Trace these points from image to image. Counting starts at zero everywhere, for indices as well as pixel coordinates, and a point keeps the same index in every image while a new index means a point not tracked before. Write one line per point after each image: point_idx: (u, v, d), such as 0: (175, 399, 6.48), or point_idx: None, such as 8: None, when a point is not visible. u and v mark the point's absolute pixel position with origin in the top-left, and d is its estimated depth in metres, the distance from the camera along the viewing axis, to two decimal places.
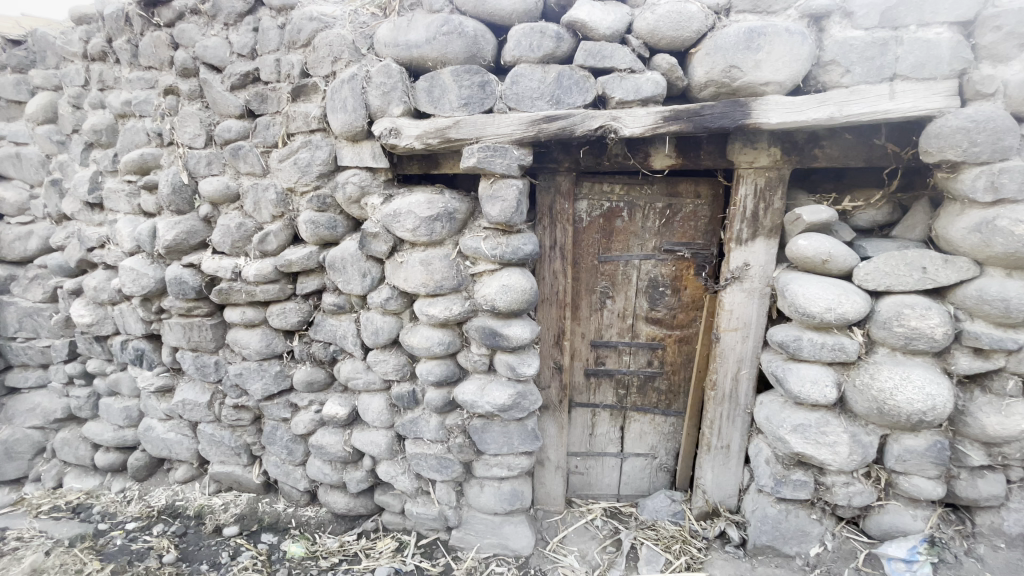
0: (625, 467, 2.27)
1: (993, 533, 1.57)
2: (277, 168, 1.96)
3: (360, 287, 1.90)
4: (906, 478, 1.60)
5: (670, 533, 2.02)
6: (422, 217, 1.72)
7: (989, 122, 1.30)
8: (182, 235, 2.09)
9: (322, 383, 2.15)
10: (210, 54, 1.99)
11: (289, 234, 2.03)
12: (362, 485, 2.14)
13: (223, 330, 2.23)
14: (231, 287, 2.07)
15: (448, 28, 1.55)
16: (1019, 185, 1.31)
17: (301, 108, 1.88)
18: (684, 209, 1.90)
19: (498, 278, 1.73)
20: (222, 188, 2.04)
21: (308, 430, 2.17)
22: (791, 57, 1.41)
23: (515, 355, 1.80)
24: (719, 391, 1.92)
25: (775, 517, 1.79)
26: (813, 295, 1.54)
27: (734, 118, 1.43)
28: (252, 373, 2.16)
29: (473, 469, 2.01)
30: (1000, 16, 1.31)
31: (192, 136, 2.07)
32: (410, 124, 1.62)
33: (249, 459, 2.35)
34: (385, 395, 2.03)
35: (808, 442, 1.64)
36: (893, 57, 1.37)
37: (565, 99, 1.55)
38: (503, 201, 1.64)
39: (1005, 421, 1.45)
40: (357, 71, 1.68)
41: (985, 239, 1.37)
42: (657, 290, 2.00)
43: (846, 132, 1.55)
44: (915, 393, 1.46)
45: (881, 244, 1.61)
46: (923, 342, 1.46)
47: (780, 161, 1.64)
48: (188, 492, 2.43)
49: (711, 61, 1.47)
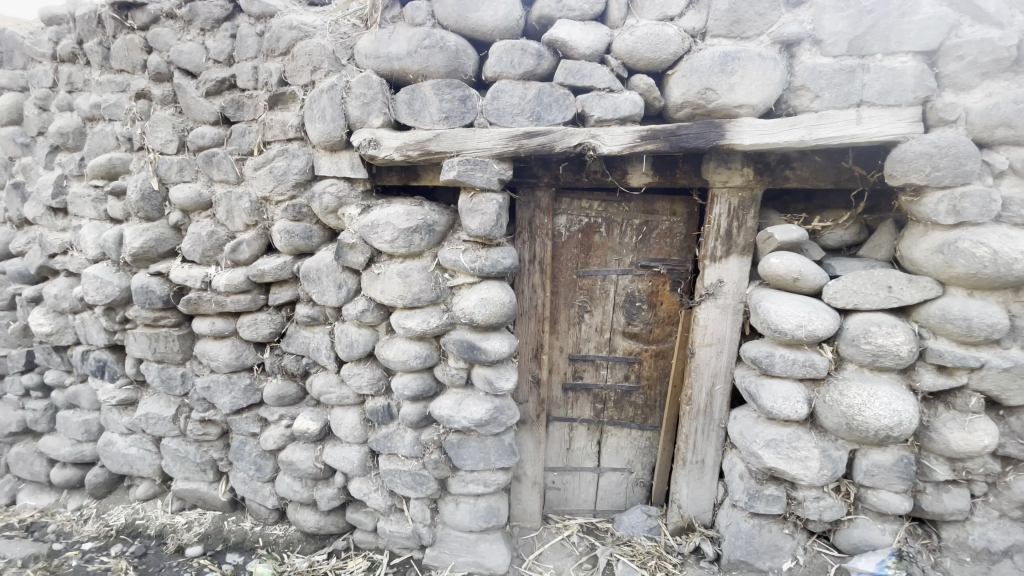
0: (601, 482, 2.27)
1: (959, 547, 1.58)
2: (252, 176, 1.92)
3: (335, 299, 1.86)
4: (874, 492, 1.63)
5: (646, 549, 2.01)
6: (400, 229, 1.70)
7: (951, 148, 1.35)
8: (150, 242, 2.02)
9: (293, 398, 2.09)
10: (185, 59, 1.95)
11: (262, 243, 1.98)
12: (334, 502, 2.08)
13: (191, 341, 2.16)
14: (200, 297, 2.01)
15: (430, 42, 1.55)
16: (980, 209, 1.37)
17: (278, 116, 1.85)
18: (661, 226, 1.93)
19: (477, 291, 1.72)
20: (194, 196, 1.99)
21: (277, 446, 2.10)
22: (764, 81, 1.46)
23: (493, 369, 1.79)
24: (695, 405, 1.94)
25: (749, 532, 1.80)
26: (785, 313, 1.58)
27: (709, 139, 1.47)
28: (221, 386, 2.09)
29: (448, 485, 1.97)
30: (961, 47, 1.37)
31: (164, 141, 2.01)
32: (390, 136, 1.61)
33: (215, 476, 2.26)
34: (359, 409, 1.99)
35: (781, 457, 1.66)
36: (861, 84, 1.43)
37: (545, 115, 1.56)
38: (483, 214, 1.64)
39: (968, 437, 1.48)
40: (337, 81, 1.67)
41: (948, 259, 1.42)
42: (634, 305, 2.01)
43: (815, 154, 1.61)
44: (882, 409, 1.49)
45: (849, 263, 1.66)
46: (889, 358, 1.50)
47: (752, 181, 1.68)
48: (149, 511, 2.31)
49: (688, 83, 1.50)
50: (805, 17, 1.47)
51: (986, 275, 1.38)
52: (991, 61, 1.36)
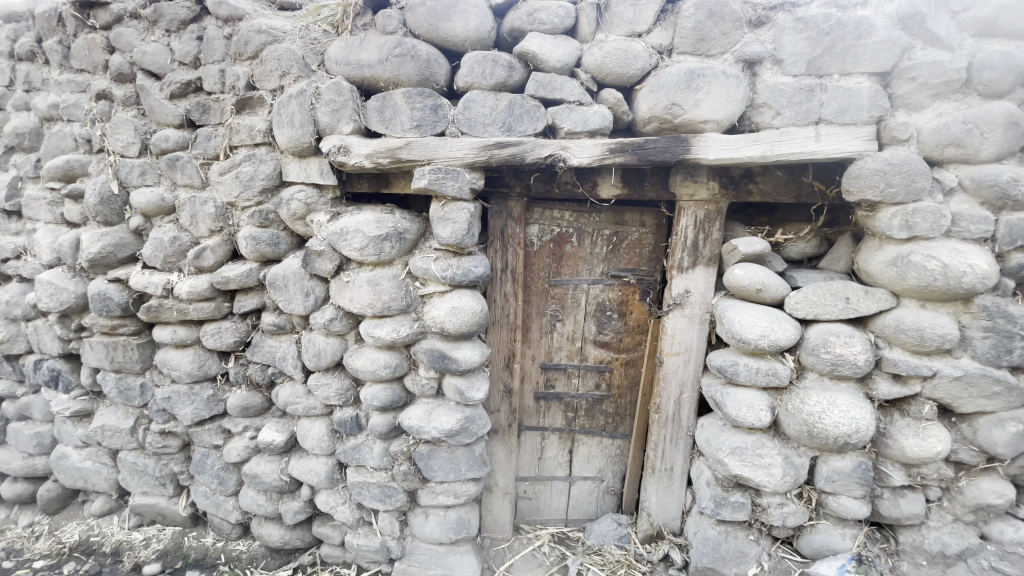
0: (573, 491, 2.27)
1: (915, 551, 1.63)
2: (217, 180, 1.88)
3: (302, 307, 1.82)
4: (835, 498, 1.67)
5: (616, 558, 2.03)
6: (370, 237, 1.68)
7: (904, 165, 1.42)
8: (109, 248, 1.95)
9: (258, 408, 2.03)
10: (149, 61, 1.90)
11: (227, 250, 1.93)
12: (299, 516, 2.03)
13: (151, 351, 2.08)
14: (161, 305, 1.95)
15: (401, 50, 1.55)
16: (931, 224, 1.43)
17: (246, 120, 1.81)
18: (631, 236, 1.95)
19: (448, 300, 1.71)
20: (156, 200, 1.93)
21: (241, 458, 2.04)
22: (727, 98, 1.50)
23: (465, 379, 1.78)
24: (663, 413, 1.96)
25: (715, 539, 1.83)
26: (749, 322, 1.62)
27: (675, 153, 1.51)
28: (182, 397, 2.02)
29: (417, 497, 1.93)
30: (914, 69, 1.44)
31: (125, 144, 1.95)
32: (360, 143, 1.59)
33: (175, 490, 2.17)
34: (327, 420, 1.95)
35: (745, 464, 1.69)
36: (819, 103, 1.49)
37: (516, 126, 1.58)
38: (454, 223, 1.63)
39: (921, 443, 1.54)
40: (306, 87, 1.64)
41: (901, 272, 1.48)
42: (604, 314, 2.03)
43: (777, 170, 1.66)
44: (840, 416, 1.54)
45: (810, 275, 1.71)
46: (847, 367, 1.55)
47: (718, 195, 1.72)
48: (104, 527, 2.21)
49: (655, 98, 1.54)
50: (767, 37, 1.53)
51: (936, 287, 1.44)
52: (941, 82, 1.43)
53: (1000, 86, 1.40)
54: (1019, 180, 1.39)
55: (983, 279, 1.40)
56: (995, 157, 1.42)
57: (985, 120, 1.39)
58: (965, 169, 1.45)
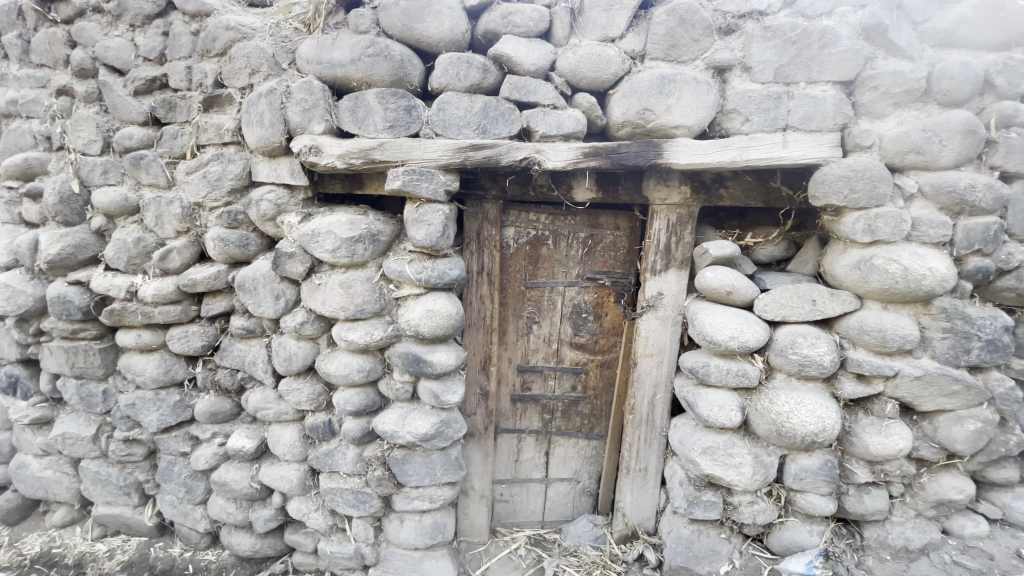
0: (549, 492, 2.28)
1: (879, 546, 1.67)
2: (184, 180, 1.82)
3: (273, 310, 1.78)
4: (802, 495, 1.71)
5: (592, 559, 2.04)
6: (342, 238, 1.65)
7: (866, 172, 1.46)
8: (69, 249, 1.88)
9: (227, 414, 1.98)
10: (112, 56, 1.84)
11: (195, 252, 1.87)
12: (271, 524, 1.98)
13: (114, 355, 2.01)
14: (125, 308, 1.88)
15: (374, 50, 1.53)
16: (892, 229, 1.48)
17: (214, 119, 1.77)
18: (606, 239, 1.97)
19: (423, 303, 1.69)
20: (119, 200, 1.86)
21: (210, 466, 1.98)
22: (698, 104, 1.53)
23: (440, 382, 1.76)
24: (637, 414, 1.98)
25: (688, 537, 1.85)
26: (720, 324, 1.65)
27: (647, 157, 1.53)
28: (147, 404, 1.95)
29: (392, 503, 1.91)
30: (876, 78, 1.49)
31: (86, 141, 1.88)
32: (332, 143, 1.57)
33: (141, 499, 2.10)
34: (299, 425, 1.91)
35: (716, 463, 1.72)
36: (786, 110, 1.53)
37: (491, 129, 1.57)
38: (429, 225, 1.61)
39: (884, 441, 1.58)
40: (276, 86, 1.61)
41: (864, 275, 1.53)
42: (580, 316, 2.05)
43: (746, 175, 1.70)
44: (808, 416, 1.57)
45: (778, 278, 1.75)
46: (814, 368, 1.59)
47: (690, 199, 1.75)
48: (66, 538, 2.12)
49: (628, 103, 1.56)
50: (736, 45, 1.56)
51: (898, 290, 1.49)
52: (902, 91, 1.48)
53: (958, 95, 1.46)
54: (975, 186, 1.45)
55: (941, 282, 1.46)
56: (953, 163, 1.48)
57: (944, 128, 1.45)
58: (924, 175, 1.50)
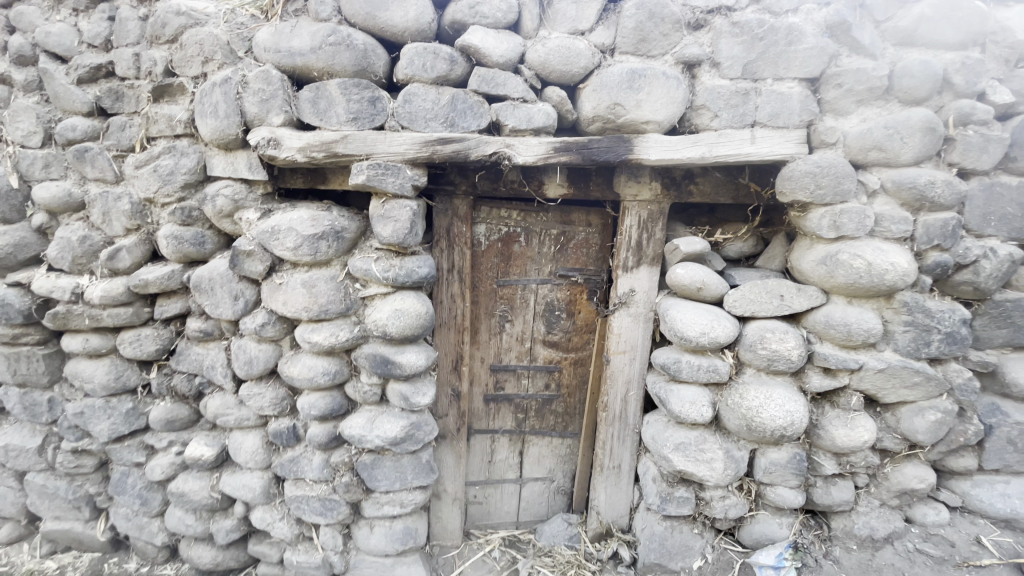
0: (524, 492, 2.26)
1: (846, 536, 1.71)
2: (133, 175, 1.72)
3: (231, 311, 1.70)
4: (772, 489, 1.73)
5: (566, 559, 2.03)
6: (304, 235, 1.58)
7: (831, 168, 1.48)
8: (7, 248, 1.75)
9: (185, 421, 1.88)
10: (54, 42, 1.72)
11: (146, 250, 1.77)
12: (233, 535, 1.90)
13: (60, 362, 1.88)
14: (70, 311, 1.76)
15: (336, 39, 1.47)
16: (856, 224, 1.50)
17: (165, 109, 1.67)
18: (577, 236, 1.95)
19: (391, 303, 1.64)
20: (62, 195, 1.74)
21: (167, 476, 1.88)
22: (668, 99, 1.52)
23: (409, 384, 1.71)
24: (610, 411, 1.97)
25: (662, 534, 1.85)
26: (690, 320, 1.65)
27: (618, 153, 1.52)
28: (97, 412, 1.84)
29: (361, 509, 1.85)
30: (840, 75, 1.51)
31: (25, 133, 1.75)
32: (291, 135, 1.49)
33: (92, 513, 1.98)
34: (262, 432, 1.83)
35: (689, 459, 1.72)
36: (754, 106, 1.53)
37: (459, 122, 1.53)
38: (395, 222, 1.56)
39: (850, 433, 1.61)
40: (231, 75, 1.52)
41: (830, 270, 1.55)
42: (553, 314, 2.02)
43: (716, 171, 1.70)
44: (777, 410, 1.58)
45: (746, 273, 1.77)
46: (782, 362, 1.60)
47: (660, 195, 1.74)
48: (12, 557, 1.99)
49: (598, 97, 1.54)
50: (705, 40, 1.56)
51: (862, 284, 1.51)
52: (865, 89, 1.51)
53: (919, 93, 1.49)
54: (934, 183, 1.49)
55: (903, 276, 1.49)
56: (914, 161, 1.51)
57: (905, 126, 1.48)
58: (886, 172, 1.53)
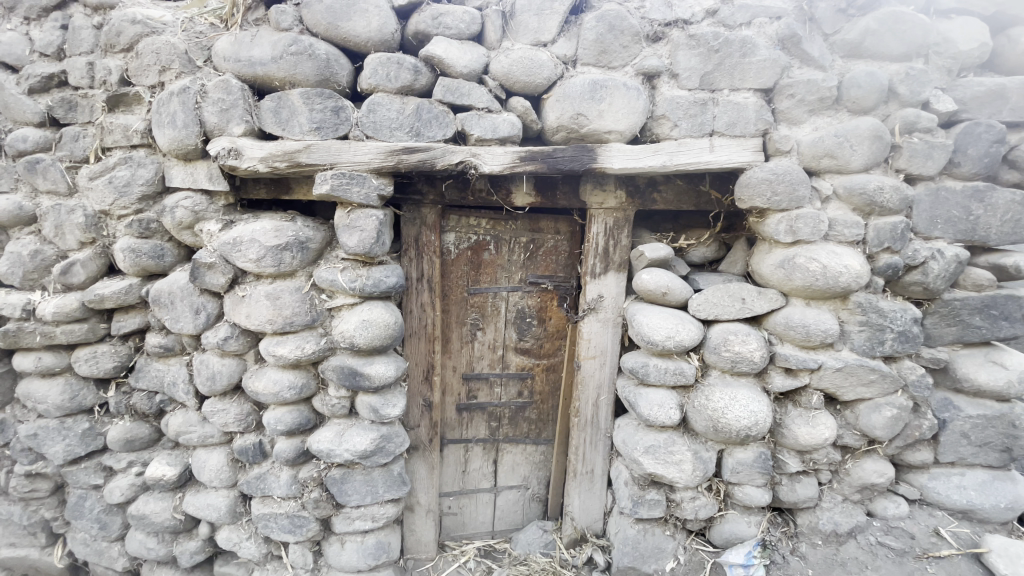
0: (498, 501, 2.25)
1: (811, 531, 1.75)
2: (87, 187, 1.66)
3: (192, 326, 1.65)
4: (740, 488, 1.76)
5: (542, 566, 2.03)
6: (268, 246, 1.56)
7: (786, 175, 1.54)
8: None
9: (145, 440, 1.82)
10: (3, 51, 1.67)
11: (102, 264, 1.71)
12: (198, 557, 1.83)
13: (12, 382, 1.81)
14: (21, 329, 1.69)
15: (298, 49, 1.46)
16: (811, 229, 1.56)
17: (120, 119, 1.63)
18: (547, 243, 1.97)
19: (358, 313, 1.62)
20: (12, 209, 1.67)
21: (126, 498, 1.81)
22: (629, 109, 1.56)
23: (379, 396, 1.69)
24: (582, 417, 1.98)
25: (634, 537, 1.87)
26: (656, 325, 1.68)
27: (582, 162, 1.54)
28: (51, 434, 1.76)
29: (331, 525, 1.81)
30: (792, 86, 1.57)
31: None
32: (253, 145, 1.46)
33: (49, 540, 1.89)
34: (227, 449, 1.78)
35: (658, 461, 1.74)
36: (712, 116, 1.58)
37: (424, 131, 1.53)
38: (361, 231, 1.55)
39: (812, 430, 1.66)
40: (190, 85, 1.50)
41: (788, 273, 1.60)
42: (524, 321, 2.03)
43: (678, 179, 1.75)
44: (741, 410, 1.62)
45: (710, 278, 1.81)
46: (745, 364, 1.64)
47: (625, 202, 1.78)
48: None
49: (561, 107, 1.57)
50: (663, 52, 1.61)
51: (818, 286, 1.57)
52: (816, 99, 1.57)
53: (866, 103, 1.57)
54: (883, 188, 1.56)
55: (856, 278, 1.54)
56: (863, 167, 1.58)
57: (854, 134, 1.54)
58: (838, 178, 1.60)
